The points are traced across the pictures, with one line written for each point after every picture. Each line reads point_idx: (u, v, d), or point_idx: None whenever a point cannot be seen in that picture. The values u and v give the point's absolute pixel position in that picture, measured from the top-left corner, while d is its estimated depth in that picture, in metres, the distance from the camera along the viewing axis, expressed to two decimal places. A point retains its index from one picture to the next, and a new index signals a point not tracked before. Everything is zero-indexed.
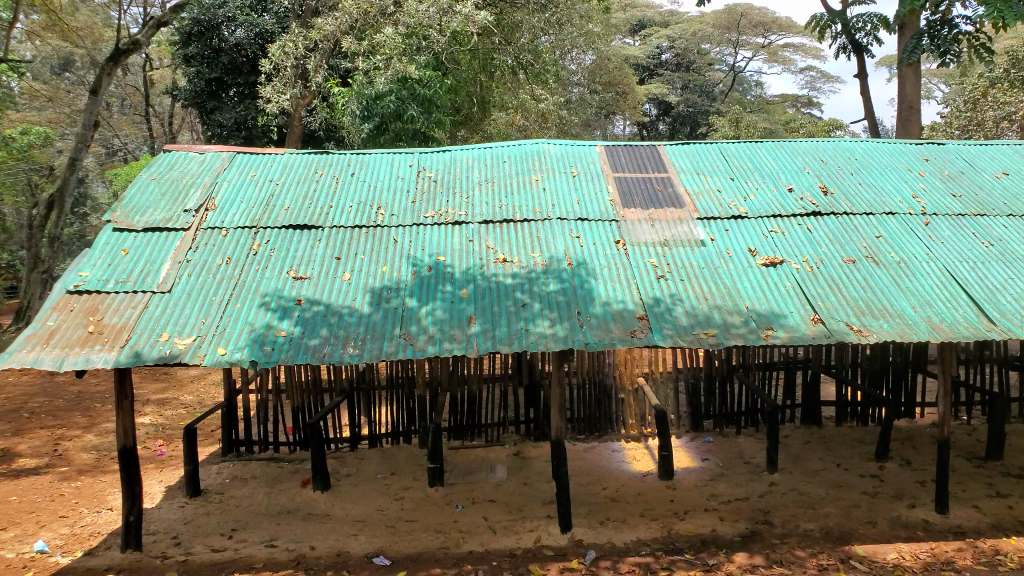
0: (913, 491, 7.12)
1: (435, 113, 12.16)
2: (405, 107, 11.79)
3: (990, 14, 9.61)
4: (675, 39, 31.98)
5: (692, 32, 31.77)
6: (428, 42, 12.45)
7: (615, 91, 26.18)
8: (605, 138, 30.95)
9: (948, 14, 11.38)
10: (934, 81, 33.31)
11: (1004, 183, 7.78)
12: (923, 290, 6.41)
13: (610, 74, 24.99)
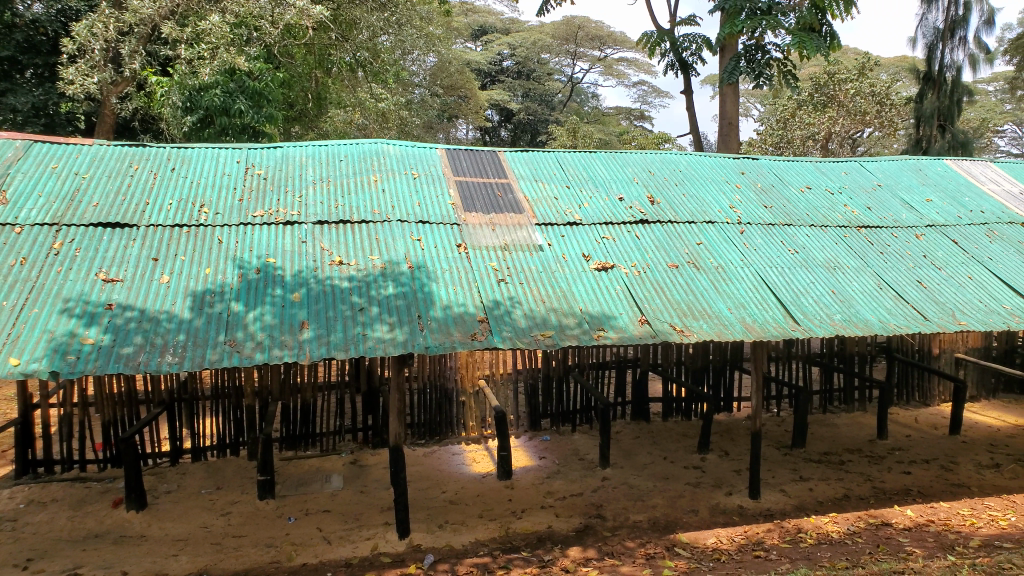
0: (730, 480, 7.68)
1: (266, 108, 11.87)
2: (232, 101, 11.26)
3: (795, 44, 10.40)
4: (516, 46, 32.94)
5: (533, 41, 32.71)
6: (260, 33, 12.07)
7: (457, 95, 26.48)
8: (449, 141, 30.99)
9: (762, 41, 12.40)
10: (751, 101, 36.41)
11: (808, 196, 8.58)
12: (738, 293, 6.93)
13: (451, 78, 25.06)
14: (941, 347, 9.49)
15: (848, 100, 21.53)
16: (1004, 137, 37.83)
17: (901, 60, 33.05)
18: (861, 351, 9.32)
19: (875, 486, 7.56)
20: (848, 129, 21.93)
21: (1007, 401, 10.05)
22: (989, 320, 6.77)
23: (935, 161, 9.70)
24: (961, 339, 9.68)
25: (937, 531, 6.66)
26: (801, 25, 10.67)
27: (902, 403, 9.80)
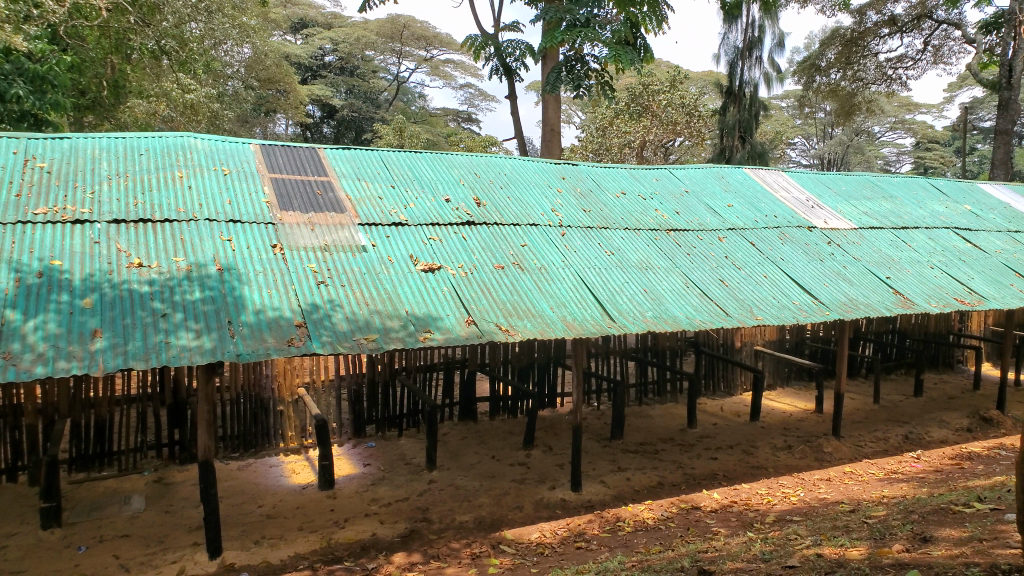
0: (554, 474, 7.91)
1: (51, 94, 10.71)
2: (9, 85, 10.10)
3: (612, 57, 10.91)
4: (338, 42, 32.45)
5: (356, 38, 32.22)
6: (41, 11, 10.84)
7: (275, 89, 25.30)
8: (269, 136, 29.57)
9: (581, 53, 12.92)
10: (573, 109, 38.10)
11: (624, 201, 9.03)
12: (559, 292, 7.14)
13: (268, 71, 23.97)
14: (742, 341, 10.36)
15: (661, 110, 22.95)
16: (795, 149, 42.23)
17: (707, 76, 35.92)
18: (673, 346, 9.96)
19: (686, 472, 8.08)
20: (660, 138, 23.46)
21: (797, 388, 11.15)
22: (782, 314, 7.44)
23: (735, 169, 10.55)
24: (760, 333, 10.61)
25: (739, 511, 7.22)
26: (617, 39, 11.23)
27: (710, 393, 10.58)
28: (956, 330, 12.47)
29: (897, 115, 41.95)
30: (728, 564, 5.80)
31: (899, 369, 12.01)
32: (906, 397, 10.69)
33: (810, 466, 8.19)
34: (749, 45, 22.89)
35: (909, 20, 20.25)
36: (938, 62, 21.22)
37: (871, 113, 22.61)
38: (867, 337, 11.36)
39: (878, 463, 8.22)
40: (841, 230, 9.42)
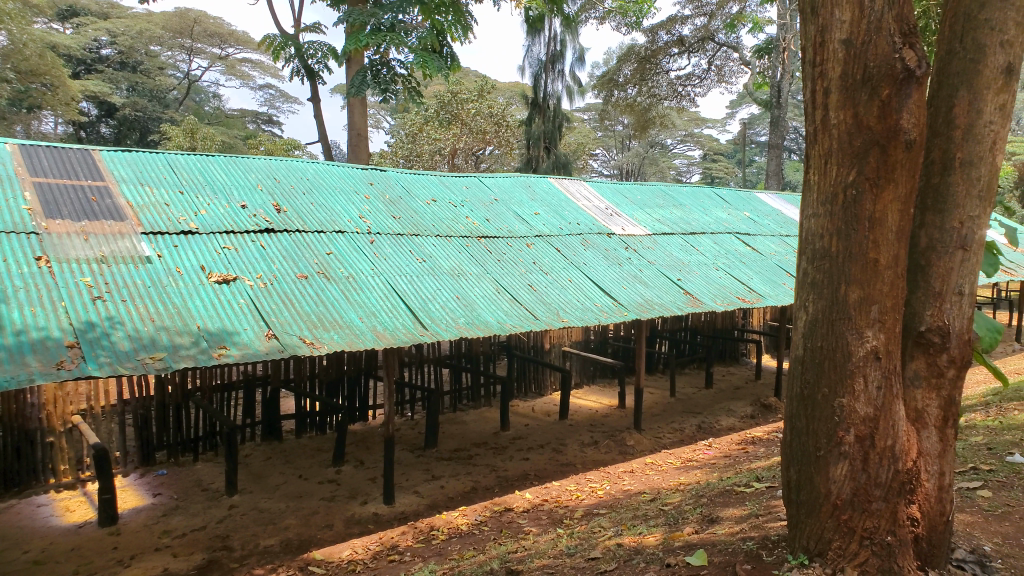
0: (365, 489, 7.72)
1: None
2: None
3: (418, 62, 10.92)
4: (117, 34, 29.90)
5: (139, 31, 30.05)
6: None
7: (40, 83, 22.59)
8: (35, 135, 26.44)
9: (386, 57, 12.82)
10: (380, 114, 38.05)
11: (433, 207, 9.03)
12: (368, 301, 6.98)
13: (30, 63, 21.42)
14: (551, 343, 10.77)
15: (469, 118, 23.57)
16: (597, 159, 44.86)
17: (514, 86, 37.18)
18: (485, 351, 10.14)
19: (499, 475, 8.21)
20: (471, 146, 23.95)
21: (601, 386, 11.77)
22: (586, 317, 7.79)
23: (541, 178, 10.93)
24: (567, 334, 11.10)
25: (550, 508, 7.44)
26: (424, 46, 11.24)
27: (521, 395, 10.88)
28: (739, 325, 13.80)
29: (687, 128, 45.87)
30: (536, 562, 5.95)
31: (691, 364, 13.07)
32: (698, 389, 11.64)
33: (614, 460, 8.64)
34: (551, 59, 24.79)
35: (695, 41, 22.19)
36: (720, 81, 23.43)
37: (663, 126, 24.52)
38: (663, 335, 12.26)
39: (674, 453, 8.83)
40: (637, 236, 10.06)
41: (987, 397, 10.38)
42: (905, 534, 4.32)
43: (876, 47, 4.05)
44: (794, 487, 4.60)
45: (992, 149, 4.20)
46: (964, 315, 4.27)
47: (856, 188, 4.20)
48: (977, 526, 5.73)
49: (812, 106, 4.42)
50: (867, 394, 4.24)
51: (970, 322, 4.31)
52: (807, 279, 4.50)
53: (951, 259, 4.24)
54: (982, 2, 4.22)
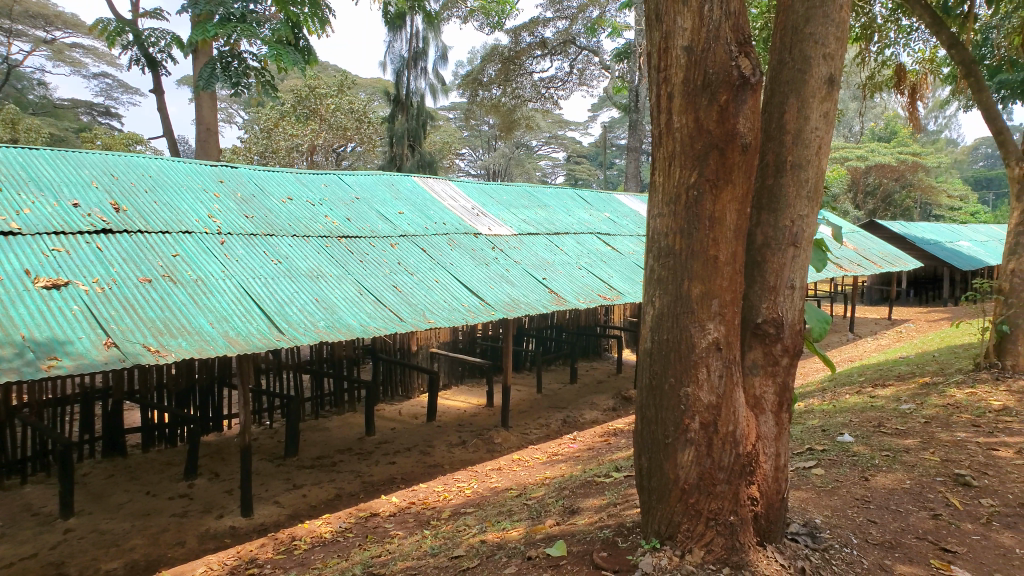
0: (221, 502, 7.36)
1: None
2: None
3: (272, 55, 10.55)
4: None
5: None
6: None
7: None
8: None
9: (236, 48, 12.24)
10: (231, 107, 36.68)
11: (290, 207, 8.74)
12: (220, 306, 6.64)
13: None
14: (417, 344, 10.75)
15: (329, 114, 24.79)
16: (464, 159, 45.24)
17: (377, 83, 36.70)
18: (349, 354, 9.97)
19: (364, 480, 8.06)
20: (331, 142, 25.16)
21: (469, 386, 11.88)
22: (452, 317, 7.79)
23: (404, 177, 10.83)
24: (433, 336, 11.10)
25: (417, 511, 7.37)
26: (277, 38, 10.83)
27: (388, 398, 10.77)
28: (601, 321, 14.32)
29: (552, 131, 47.10)
30: (399, 564, 5.88)
31: (557, 360, 13.44)
32: (564, 385, 11.99)
33: (481, 458, 8.70)
34: (416, 56, 25.34)
35: (558, 44, 22.82)
36: (583, 83, 24.24)
37: (529, 128, 25.07)
38: (530, 334, 12.50)
39: (541, 448, 9.02)
40: (503, 236, 10.19)
41: (823, 383, 11.32)
42: (745, 513, 4.62)
43: (714, 54, 4.27)
44: (645, 475, 4.79)
45: (817, 154, 4.57)
46: (795, 306, 4.61)
47: (697, 189, 4.40)
48: (810, 501, 6.21)
49: (657, 110, 4.61)
50: (710, 382, 4.46)
51: (801, 313, 4.65)
52: (654, 276, 4.67)
53: (783, 255, 4.56)
54: (807, 17, 4.58)
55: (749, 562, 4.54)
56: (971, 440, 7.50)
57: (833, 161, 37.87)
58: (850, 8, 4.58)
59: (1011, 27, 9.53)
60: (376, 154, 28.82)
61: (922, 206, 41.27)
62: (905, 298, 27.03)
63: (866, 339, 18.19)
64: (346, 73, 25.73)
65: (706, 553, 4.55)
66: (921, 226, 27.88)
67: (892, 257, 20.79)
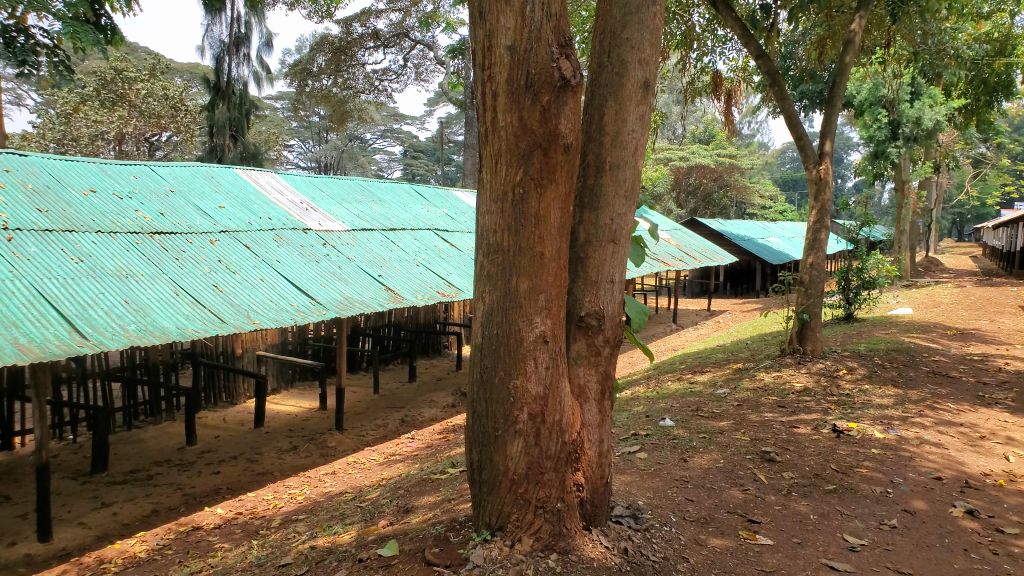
0: (14, 529, 6.60)
1: None
2: None
3: (67, 32, 9.68)
4: None
5: None
6: None
7: None
8: None
9: (24, 23, 11.11)
10: (24, 91, 33.46)
11: (93, 200, 7.98)
12: (6, 309, 5.86)
13: None
14: (242, 347, 10.32)
15: (140, 100, 23.88)
16: (293, 151, 43.76)
17: (194, 68, 34.80)
18: (165, 360, 9.37)
19: (184, 493, 7.55)
20: (142, 130, 24.23)
21: (300, 389, 11.61)
22: (281, 318, 7.47)
23: (226, 169, 10.25)
24: (260, 337, 10.70)
25: (245, 521, 6.96)
26: (74, 13, 9.94)
27: (211, 405, 10.21)
28: (442, 318, 14.47)
29: (387, 125, 47.78)
30: None
31: (395, 359, 13.44)
32: (402, 384, 12.03)
33: (315, 463, 8.41)
34: (235, 42, 25.70)
35: (391, 36, 22.72)
36: (419, 79, 24.34)
37: (361, 121, 24.75)
38: (367, 333, 12.31)
39: (378, 449, 8.88)
40: (335, 231, 9.92)
41: (648, 371, 12.05)
42: (571, 499, 4.76)
43: (535, 55, 4.25)
44: (476, 469, 4.79)
45: (634, 155, 4.75)
46: (614, 299, 4.79)
47: (523, 187, 4.38)
48: (634, 484, 6.52)
49: (481, 107, 4.50)
50: (537, 373, 4.52)
51: (620, 306, 4.83)
52: (483, 272, 4.62)
53: (603, 251, 4.70)
54: (624, 23, 4.75)
55: (575, 547, 4.70)
56: (775, 419, 8.22)
57: (658, 162, 40.45)
58: (662, 16, 4.80)
59: (811, 41, 10.50)
60: (195, 144, 27.33)
61: (737, 205, 45.07)
62: (722, 290, 29.36)
63: (688, 329, 19.56)
64: (158, 56, 24.24)
65: (535, 540, 4.65)
66: (735, 223, 30.39)
67: (710, 252, 22.49)
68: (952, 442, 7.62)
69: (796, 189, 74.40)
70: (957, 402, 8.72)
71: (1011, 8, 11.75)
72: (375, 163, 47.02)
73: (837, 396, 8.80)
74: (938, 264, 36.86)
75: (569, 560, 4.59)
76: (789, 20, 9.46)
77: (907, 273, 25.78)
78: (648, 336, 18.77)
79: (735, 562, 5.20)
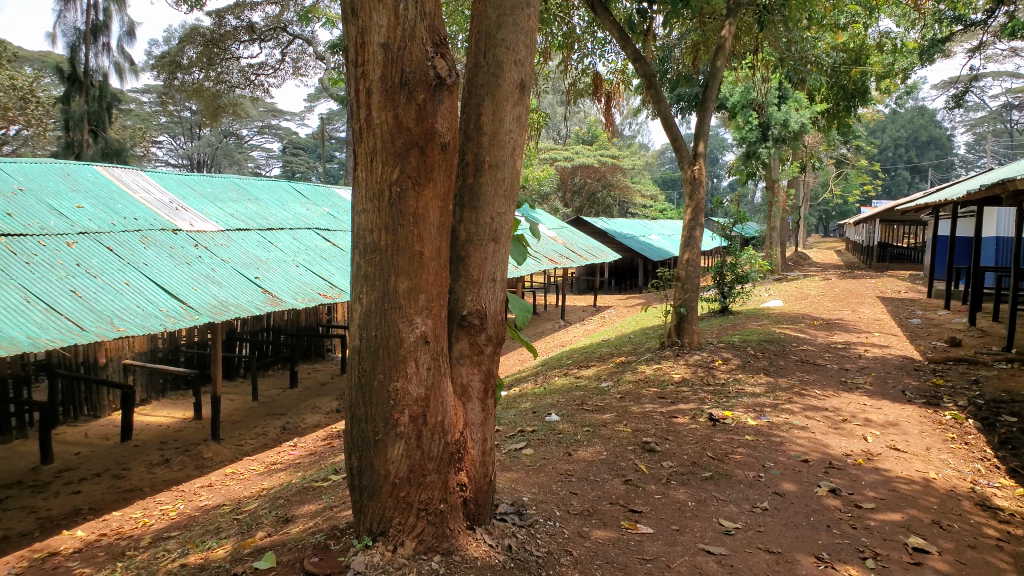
0: None
1: None
2: None
3: None
4: None
5: None
6: None
7: None
8: None
9: None
10: None
11: None
12: None
13: None
14: (106, 356, 9.81)
15: None
16: (162, 147, 41.58)
17: (49, 56, 32.36)
18: (15, 373, 8.77)
19: (39, 517, 6.99)
20: None
21: (174, 398, 11.17)
22: (148, 324, 7.03)
23: (84, 166, 9.57)
24: (127, 346, 10.25)
25: (109, 543, 6.47)
26: None
27: (71, 420, 9.57)
28: (324, 322, 14.44)
29: (264, 120, 46.31)
30: None
31: (275, 365, 13.25)
32: (283, 390, 11.87)
33: (189, 476, 8.01)
34: (92, 29, 26.06)
35: (267, 29, 22.09)
36: (297, 74, 23.73)
37: (235, 115, 23.84)
38: (244, 337, 12.16)
39: (257, 458, 8.59)
40: (208, 232, 9.56)
41: (536, 368, 12.23)
42: (454, 499, 4.61)
43: (410, 53, 3.99)
44: (356, 473, 4.53)
45: (513, 154, 4.64)
46: (496, 298, 4.67)
47: (400, 186, 4.10)
48: (520, 480, 6.55)
49: (355, 104, 4.17)
50: (418, 375, 4.29)
51: (502, 305, 4.73)
52: (359, 273, 4.28)
53: (484, 250, 4.56)
54: (499, 24, 4.61)
55: (459, 547, 4.55)
56: (655, 410, 8.50)
57: (545, 161, 41.20)
58: (536, 18, 4.72)
59: (686, 46, 10.99)
60: (47, 138, 25.47)
61: (620, 205, 46.56)
62: (608, 286, 30.25)
63: (575, 325, 20.03)
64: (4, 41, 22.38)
65: (417, 543, 4.46)
66: (619, 222, 31.40)
67: (596, 250, 23.12)
68: (817, 425, 8.12)
69: (674, 188, 78.05)
70: (822, 388, 9.32)
71: (863, 20, 12.66)
72: (253, 162, 45.52)
73: (713, 386, 9.21)
74: (806, 259, 39.47)
75: (453, 561, 4.44)
76: (665, 24, 9.78)
77: (778, 266, 27.47)
78: (536, 333, 19.07)
79: (616, 552, 5.31)
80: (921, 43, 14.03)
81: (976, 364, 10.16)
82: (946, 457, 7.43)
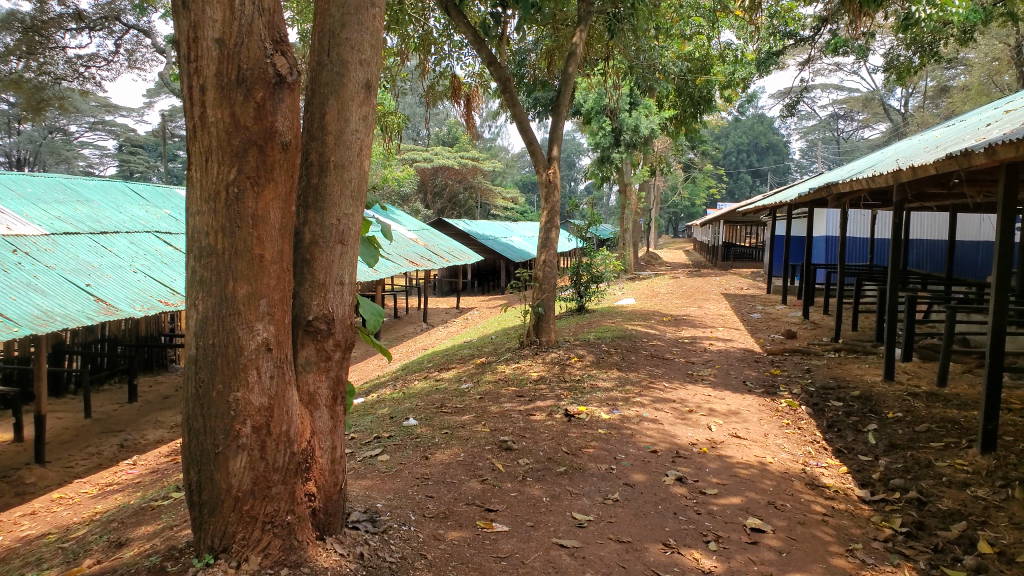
0: None
1: None
2: None
3: None
4: None
5: None
6: None
7: None
8: None
9: None
10: None
11: None
12: None
13: None
14: None
15: None
16: None
17: None
18: None
19: None
20: None
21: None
22: None
23: None
24: None
25: None
26: None
27: None
28: (166, 330, 13.96)
29: (97, 116, 43.18)
30: None
31: (112, 378, 12.53)
32: (121, 405, 11.14)
33: (10, 504, 7.32)
34: None
35: (98, 18, 20.70)
36: (133, 67, 22.37)
37: (62, 109, 22.16)
38: (73, 350, 11.43)
39: (91, 480, 8.02)
40: (28, 235, 8.81)
41: (396, 372, 12.11)
42: (302, 510, 4.29)
43: (247, 50, 3.70)
44: (193, 489, 4.07)
45: (359, 154, 4.47)
46: (344, 302, 4.46)
47: (237, 186, 3.77)
48: (375, 487, 6.44)
49: (187, 101, 3.79)
50: (260, 384, 3.95)
51: (350, 308, 4.53)
52: (195, 278, 3.86)
53: (331, 253, 4.35)
54: (343, 23, 4.45)
55: (308, 559, 4.23)
56: (513, 409, 8.62)
57: (406, 161, 40.93)
58: (381, 18, 4.59)
59: (540, 51, 11.30)
60: None
61: (482, 206, 47.21)
62: (470, 288, 30.58)
63: (437, 327, 20.08)
64: None
65: (263, 558, 4.08)
66: (482, 223, 31.87)
67: (457, 251, 23.26)
68: (666, 416, 8.51)
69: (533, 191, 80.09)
70: (669, 380, 9.81)
71: (707, 33, 13.45)
72: (86, 161, 42.47)
73: (569, 382, 9.47)
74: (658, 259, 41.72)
75: (302, 573, 4.11)
76: (519, 28, 9.97)
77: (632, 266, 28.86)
78: (397, 337, 18.94)
79: (471, 552, 5.29)
80: (758, 55, 15.07)
81: (808, 355, 11.04)
82: (782, 442, 8.00)
